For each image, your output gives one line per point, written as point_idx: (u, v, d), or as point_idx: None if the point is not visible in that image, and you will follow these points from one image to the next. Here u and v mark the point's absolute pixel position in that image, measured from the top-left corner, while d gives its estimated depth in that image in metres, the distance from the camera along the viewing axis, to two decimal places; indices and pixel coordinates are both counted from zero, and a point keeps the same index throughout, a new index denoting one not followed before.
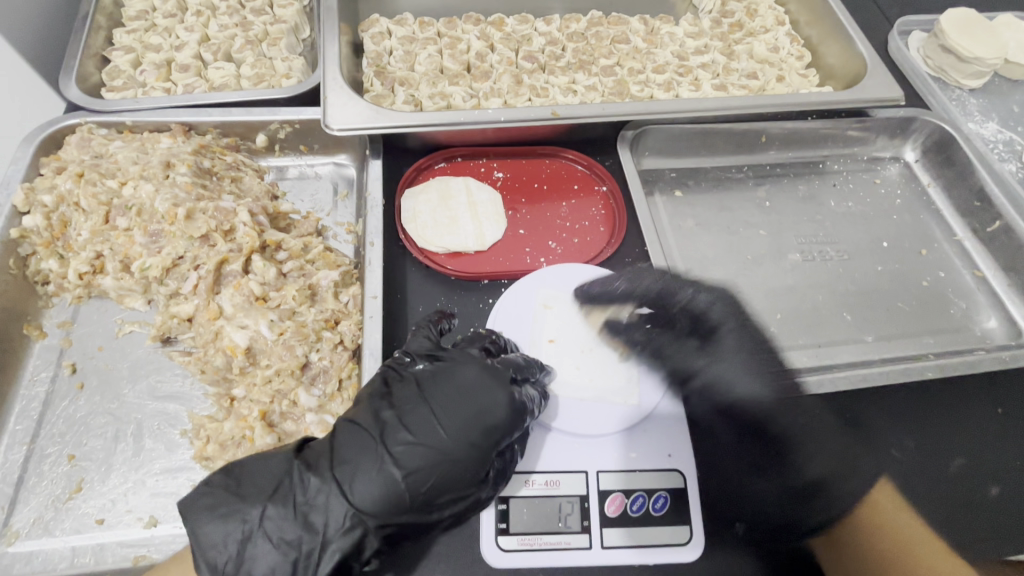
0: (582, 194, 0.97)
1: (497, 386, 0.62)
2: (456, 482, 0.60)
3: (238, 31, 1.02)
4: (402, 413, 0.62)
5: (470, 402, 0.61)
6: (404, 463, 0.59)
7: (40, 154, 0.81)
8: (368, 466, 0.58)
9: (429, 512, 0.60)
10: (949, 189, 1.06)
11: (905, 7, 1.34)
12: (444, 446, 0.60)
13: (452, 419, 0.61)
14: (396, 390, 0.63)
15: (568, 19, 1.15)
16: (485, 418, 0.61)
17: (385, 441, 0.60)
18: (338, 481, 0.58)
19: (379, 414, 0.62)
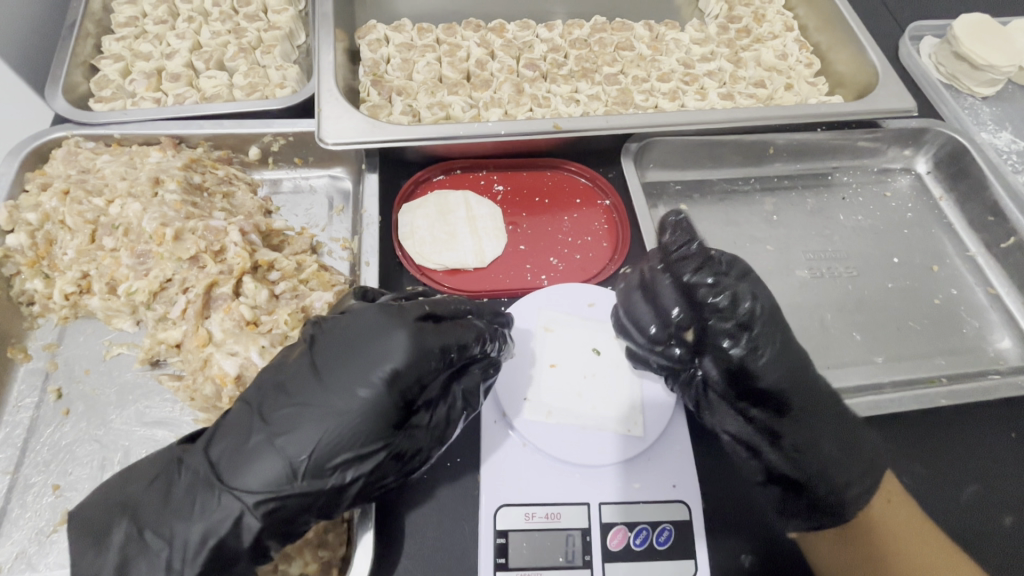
0: (584, 208, 0.94)
1: (390, 329, 0.58)
2: (351, 439, 0.54)
3: (232, 39, 0.99)
4: (289, 375, 0.58)
5: (361, 347, 0.57)
6: (287, 426, 0.54)
7: (25, 170, 0.79)
8: (244, 438, 0.54)
9: (323, 481, 0.53)
10: (961, 202, 1.03)
11: (917, 12, 1.31)
12: (331, 400, 0.55)
13: (341, 370, 0.57)
14: (290, 354, 0.60)
15: (571, 25, 1.12)
16: (378, 362, 0.56)
17: (267, 408, 0.56)
18: (215, 461, 0.54)
19: (268, 381, 0.58)
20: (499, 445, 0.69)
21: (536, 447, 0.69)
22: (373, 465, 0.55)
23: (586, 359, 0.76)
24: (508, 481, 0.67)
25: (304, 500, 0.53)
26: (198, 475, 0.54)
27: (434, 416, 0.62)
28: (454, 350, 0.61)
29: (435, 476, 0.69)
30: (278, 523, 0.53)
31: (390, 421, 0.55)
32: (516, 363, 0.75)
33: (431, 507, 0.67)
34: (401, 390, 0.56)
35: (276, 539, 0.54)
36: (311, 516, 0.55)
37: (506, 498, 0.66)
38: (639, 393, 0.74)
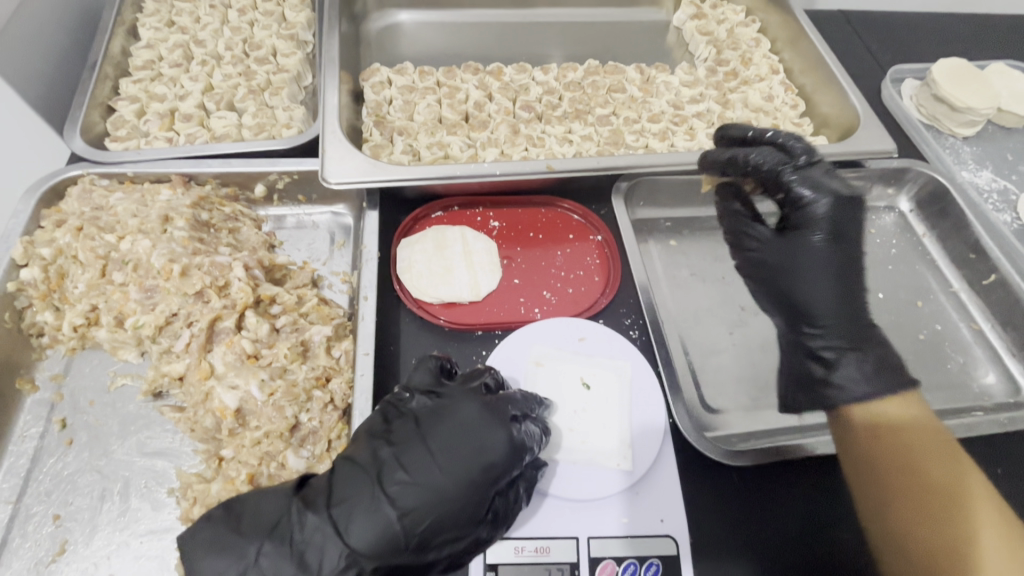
0: (577, 244, 0.97)
1: (496, 425, 0.60)
2: (455, 524, 0.58)
3: (242, 81, 1.05)
4: (399, 448, 0.59)
5: (470, 439, 0.59)
6: (397, 510, 0.56)
7: (41, 207, 0.83)
8: (363, 505, 0.56)
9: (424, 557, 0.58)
10: (943, 240, 1.06)
11: (898, 56, 1.37)
12: (441, 485, 0.57)
13: (448, 459, 0.58)
14: (395, 428, 0.61)
15: (566, 68, 1.17)
16: (486, 458, 0.58)
17: (382, 478, 0.57)
18: (334, 522, 0.55)
19: (378, 451, 0.59)
20: None
21: None
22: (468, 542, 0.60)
23: (579, 400, 0.77)
24: None
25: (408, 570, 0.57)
26: (317, 534, 0.55)
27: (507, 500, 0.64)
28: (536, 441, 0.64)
29: None
30: None
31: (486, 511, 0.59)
32: None
33: None
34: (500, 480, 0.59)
35: None
36: None
37: None
38: (628, 429, 0.75)
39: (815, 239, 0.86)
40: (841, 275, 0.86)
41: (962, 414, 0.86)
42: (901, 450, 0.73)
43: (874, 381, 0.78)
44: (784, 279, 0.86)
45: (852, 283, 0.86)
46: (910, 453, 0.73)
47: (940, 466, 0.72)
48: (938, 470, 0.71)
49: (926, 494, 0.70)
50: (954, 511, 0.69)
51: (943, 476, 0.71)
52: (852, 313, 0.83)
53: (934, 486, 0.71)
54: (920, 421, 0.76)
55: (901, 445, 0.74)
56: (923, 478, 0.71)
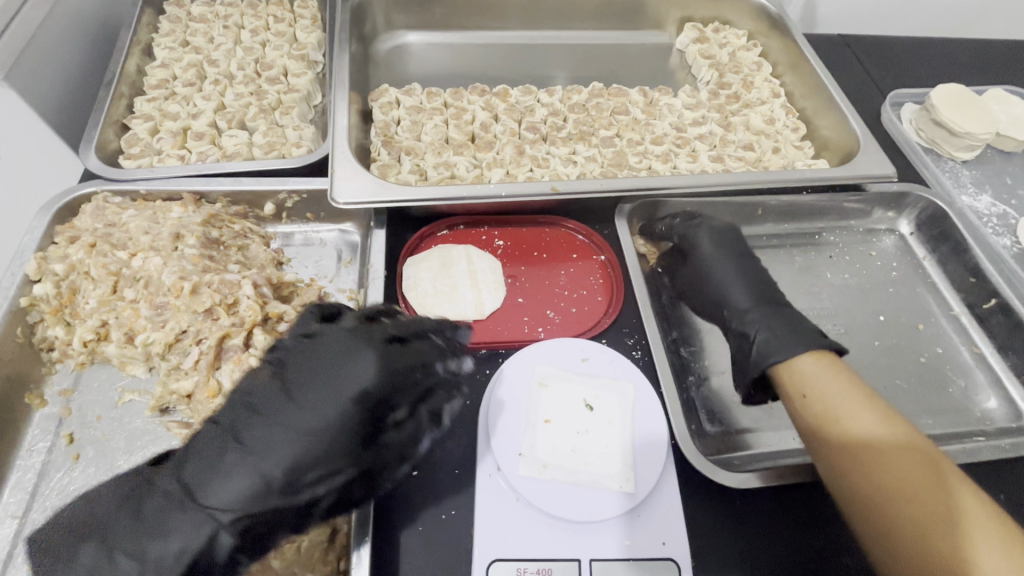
0: (580, 263, 0.99)
1: (361, 352, 0.62)
2: (325, 468, 0.58)
3: (253, 100, 1.07)
4: (260, 396, 0.60)
5: (330, 369, 0.61)
6: (252, 453, 0.57)
7: (55, 223, 0.84)
8: (218, 457, 0.56)
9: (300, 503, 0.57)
10: (943, 263, 1.07)
11: (897, 81, 1.40)
12: (301, 422, 0.58)
13: (304, 394, 0.60)
14: (259, 376, 0.63)
15: (570, 90, 1.19)
16: (343, 387, 0.60)
17: (237, 429, 0.58)
18: (187, 483, 0.56)
19: (237, 400, 0.61)
20: (494, 497, 0.71)
21: (530, 501, 0.70)
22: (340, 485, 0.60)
23: (583, 420, 0.78)
24: (504, 536, 0.69)
25: (285, 517, 0.57)
26: (169, 497, 0.55)
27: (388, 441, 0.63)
28: (416, 378, 0.65)
29: (430, 529, 0.72)
30: (252, 542, 0.56)
31: (356, 439, 0.59)
32: (513, 419, 0.77)
33: (425, 559, 0.69)
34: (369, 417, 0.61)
35: (250, 555, 0.56)
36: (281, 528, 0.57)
37: (498, 553, 0.68)
38: (632, 451, 0.75)
39: (704, 252, 0.92)
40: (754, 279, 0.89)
41: (963, 438, 0.86)
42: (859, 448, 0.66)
43: (800, 338, 0.76)
44: (701, 291, 0.91)
45: (759, 275, 0.89)
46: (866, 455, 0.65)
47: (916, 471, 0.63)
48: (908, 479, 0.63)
49: (919, 504, 0.61)
50: (937, 518, 0.60)
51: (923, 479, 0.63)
52: (764, 300, 0.85)
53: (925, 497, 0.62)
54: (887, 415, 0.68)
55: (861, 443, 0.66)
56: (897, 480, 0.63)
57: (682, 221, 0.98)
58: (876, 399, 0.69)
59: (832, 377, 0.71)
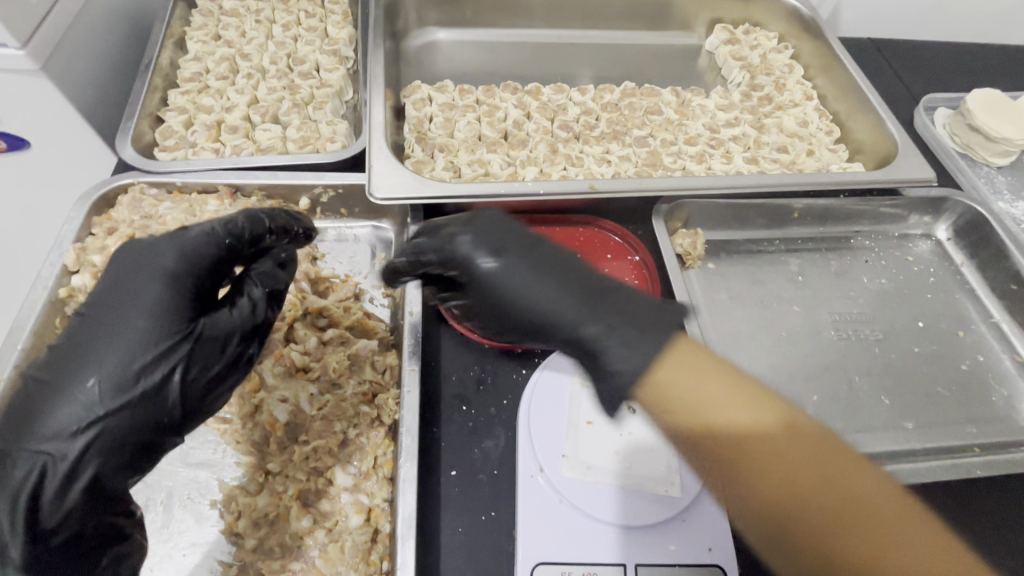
0: (615, 263, 0.97)
1: (159, 255, 0.61)
2: (82, 381, 0.56)
3: (286, 95, 1.06)
4: (127, 297, 0.60)
5: (147, 273, 0.60)
6: (58, 383, 0.57)
7: (92, 214, 0.84)
8: (87, 356, 0.57)
9: (145, 402, 0.58)
10: (983, 270, 1.06)
11: (929, 85, 1.38)
12: (139, 321, 0.58)
13: (101, 316, 0.59)
14: (123, 272, 0.61)
15: (602, 89, 1.18)
16: (136, 299, 0.59)
17: (102, 328, 0.58)
18: (58, 379, 0.57)
19: (101, 299, 0.60)
20: (537, 499, 0.70)
21: (574, 503, 0.69)
22: (143, 390, 0.58)
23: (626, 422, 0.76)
24: (548, 540, 0.67)
25: (144, 420, 0.58)
26: (43, 393, 0.56)
27: (212, 335, 0.62)
28: (202, 276, 0.62)
29: (471, 531, 0.70)
30: (128, 432, 0.57)
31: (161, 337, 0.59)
32: (554, 420, 0.76)
33: (467, 561, 0.68)
34: (167, 312, 0.60)
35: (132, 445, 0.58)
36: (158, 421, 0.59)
37: (542, 557, 0.66)
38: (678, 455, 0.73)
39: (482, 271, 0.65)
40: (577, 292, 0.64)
41: (1009, 447, 0.85)
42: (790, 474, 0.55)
43: (653, 332, 0.60)
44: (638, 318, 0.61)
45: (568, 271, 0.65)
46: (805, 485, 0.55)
47: (861, 473, 0.57)
48: (862, 484, 0.56)
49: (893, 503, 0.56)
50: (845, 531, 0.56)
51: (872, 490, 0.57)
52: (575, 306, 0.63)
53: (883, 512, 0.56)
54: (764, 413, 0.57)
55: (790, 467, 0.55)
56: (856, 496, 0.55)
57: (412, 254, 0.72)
58: (753, 394, 0.58)
59: (683, 376, 0.57)
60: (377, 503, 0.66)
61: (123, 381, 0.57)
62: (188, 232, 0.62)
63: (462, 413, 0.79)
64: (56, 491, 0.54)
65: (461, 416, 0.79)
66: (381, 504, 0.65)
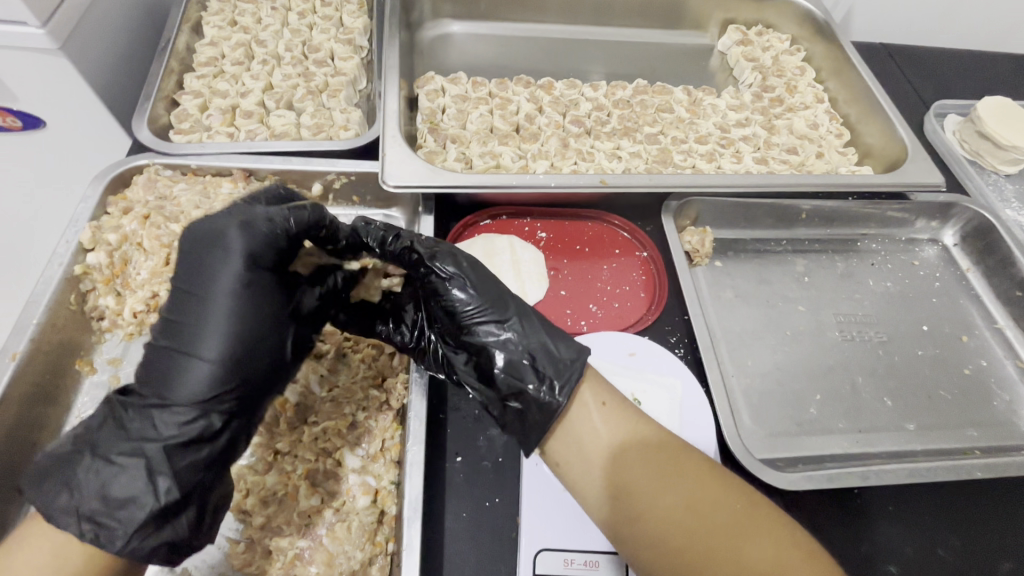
0: (623, 259, 0.98)
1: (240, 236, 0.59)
2: (207, 346, 0.57)
3: (301, 82, 1.07)
4: (223, 277, 0.59)
5: (233, 254, 0.59)
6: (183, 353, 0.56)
7: (107, 193, 0.84)
8: (203, 333, 0.57)
9: (264, 361, 0.60)
10: (989, 276, 1.06)
11: (940, 92, 1.39)
12: (244, 298, 0.59)
13: (203, 299, 0.58)
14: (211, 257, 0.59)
15: (615, 86, 1.19)
16: (233, 273, 0.59)
17: (211, 310, 0.58)
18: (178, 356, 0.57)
19: (203, 285, 0.58)
20: (540, 487, 0.70)
21: None
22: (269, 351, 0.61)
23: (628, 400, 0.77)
24: (551, 527, 0.68)
25: (259, 379, 0.60)
26: (167, 373, 0.57)
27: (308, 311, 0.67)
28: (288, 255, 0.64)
29: (475, 516, 0.71)
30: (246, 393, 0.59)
31: (270, 306, 0.61)
32: None
33: (471, 547, 0.69)
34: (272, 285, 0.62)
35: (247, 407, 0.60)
36: (267, 379, 0.61)
37: (545, 543, 0.67)
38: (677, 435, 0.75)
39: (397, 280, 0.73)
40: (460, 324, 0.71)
41: (1010, 452, 0.85)
42: (631, 488, 0.60)
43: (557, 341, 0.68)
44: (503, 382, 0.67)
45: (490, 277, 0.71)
46: (639, 490, 0.60)
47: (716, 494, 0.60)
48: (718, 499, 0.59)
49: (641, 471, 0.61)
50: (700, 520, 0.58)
51: (717, 506, 0.59)
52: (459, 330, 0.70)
53: (703, 526, 0.58)
54: (640, 427, 0.64)
55: (649, 507, 0.59)
56: (666, 521, 0.58)
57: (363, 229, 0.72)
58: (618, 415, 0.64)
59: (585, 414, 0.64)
60: (384, 485, 0.67)
61: (246, 343, 0.58)
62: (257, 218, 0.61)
63: (469, 400, 0.79)
64: (180, 443, 0.55)
65: (468, 403, 0.79)
66: (388, 486, 0.66)
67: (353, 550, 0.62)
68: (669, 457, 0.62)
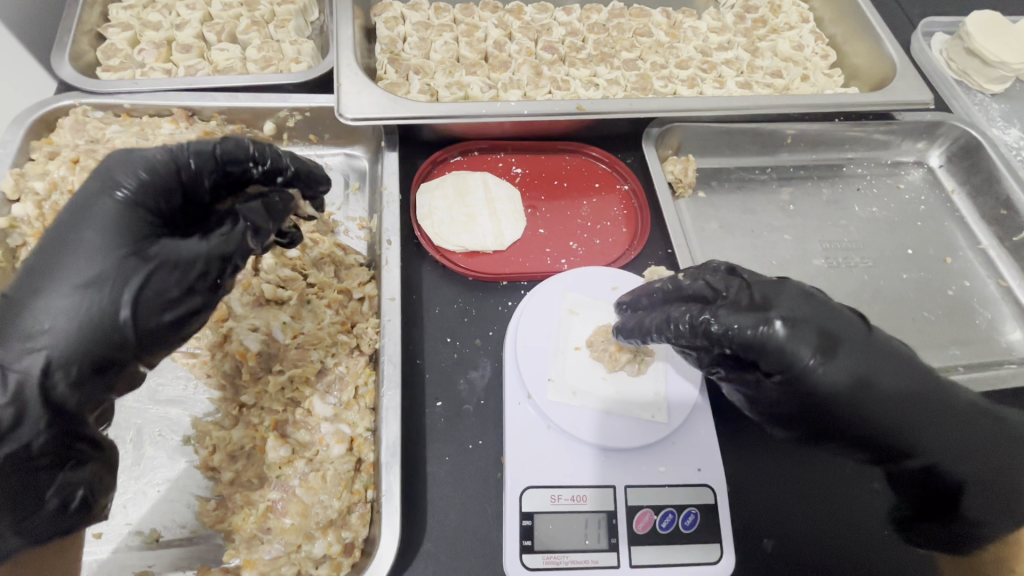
0: (603, 193, 0.93)
1: (120, 177, 0.55)
2: (48, 291, 0.53)
3: (244, 11, 0.97)
4: (93, 222, 0.54)
5: (105, 200, 0.55)
6: (21, 300, 0.53)
7: (30, 138, 0.76)
8: (63, 289, 0.53)
9: (96, 319, 0.52)
10: (974, 197, 1.04)
11: (928, 7, 1.32)
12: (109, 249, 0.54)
13: (65, 245, 0.54)
14: (95, 201, 0.55)
15: (589, 9, 1.11)
16: (102, 211, 0.55)
17: (76, 259, 0.53)
18: (29, 310, 0.52)
19: (75, 231, 0.54)
20: (522, 425, 0.68)
21: (562, 428, 0.67)
22: (101, 310, 0.52)
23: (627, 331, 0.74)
24: (537, 463, 0.66)
25: (91, 343, 0.52)
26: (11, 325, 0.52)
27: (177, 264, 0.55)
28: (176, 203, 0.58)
29: (458, 459, 0.69)
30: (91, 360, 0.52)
31: (141, 261, 0.54)
32: (542, 349, 0.72)
33: (455, 489, 0.67)
34: (133, 229, 0.55)
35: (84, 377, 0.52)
36: (124, 345, 0.53)
37: (531, 481, 0.65)
38: (664, 372, 0.71)
39: (783, 334, 0.52)
40: (921, 413, 0.58)
41: (992, 368, 0.86)
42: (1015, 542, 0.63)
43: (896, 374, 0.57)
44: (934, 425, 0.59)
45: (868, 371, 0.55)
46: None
47: None
48: None
49: None
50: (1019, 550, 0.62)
51: None
52: (912, 416, 0.58)
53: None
54: None
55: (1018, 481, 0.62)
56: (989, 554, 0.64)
57: (676, 283, 0.63)
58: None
59: None
60: (359, 432, 0.63)
61: (86, 296, 0.52)
62: (147, 156, 0.56)
63: (446, 344, 0.76)
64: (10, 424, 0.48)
65: (446, 347, 0.76)
66: (364, 433, 0.63)
67: (329, 499, 0.59)
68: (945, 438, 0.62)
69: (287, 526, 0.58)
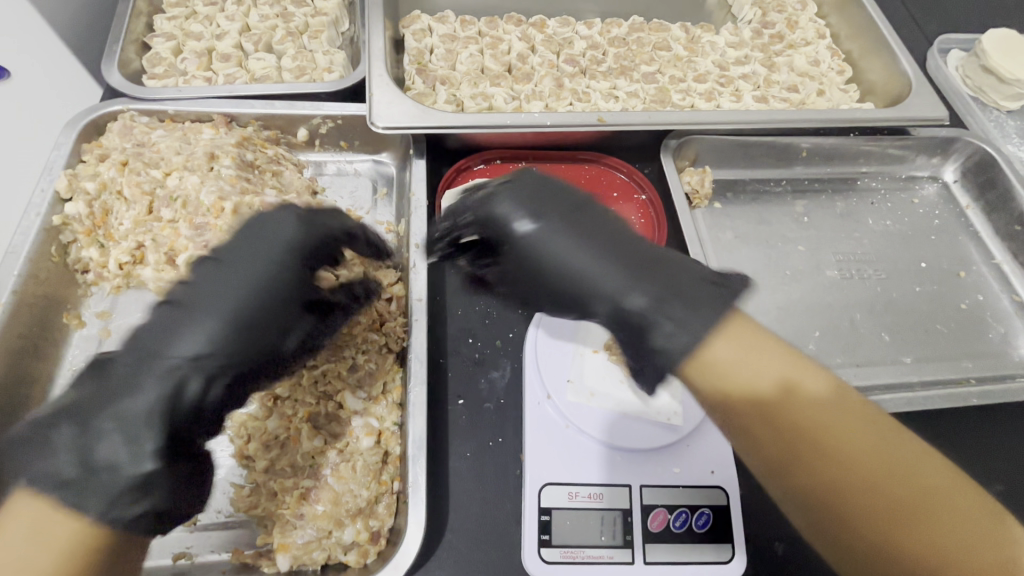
0: (621, 202, 0.96)
1: (289, 225, 0.62)
2: (206, 315, 0.56)
3: (280, 22, 1.01)
4: (259, 258, 0.60)
5: (271, 242, 0.61)
6: (183, 310, 0.56)
7: (81, 140, 0.81)
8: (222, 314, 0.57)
9: (260, 345, 0.58)
10: (988, 212, 1.05)
11: (944, 24, 1.34)
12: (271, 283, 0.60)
13: (226, 275, 0.58)
14: (265, 239, 0.61)
15: (609, 24, 1.14)
16: (269, 250, 0.61)
17: (237, 288, 0.58)
18: (183, 330, 0.55)
19: (242, 262, 0.59)
20: (542, 424, 0.70)
21: (580, 428, 0.70)
22: (264, 343, 0.58)
23: None
24: (556, 461, 0.68)
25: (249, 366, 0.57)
26: (162, 345, 0.54)
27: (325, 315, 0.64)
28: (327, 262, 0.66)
29: (479, 455, 0.71)
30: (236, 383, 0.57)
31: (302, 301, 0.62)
32: (560, 351, 0.75)
33: (476, 484, 0.70)
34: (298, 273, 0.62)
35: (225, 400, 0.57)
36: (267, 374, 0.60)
37: (549, 477, 0.67)
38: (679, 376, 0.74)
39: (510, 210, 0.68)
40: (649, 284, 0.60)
41: (1003, 381, 0.87)
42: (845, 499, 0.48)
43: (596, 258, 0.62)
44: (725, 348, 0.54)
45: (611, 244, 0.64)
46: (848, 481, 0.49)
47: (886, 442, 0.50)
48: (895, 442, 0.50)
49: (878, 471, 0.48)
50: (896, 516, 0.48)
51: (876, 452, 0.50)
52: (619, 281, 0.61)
53: (892, 494, 0.48)
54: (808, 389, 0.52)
55: (820, 453, 0.49)
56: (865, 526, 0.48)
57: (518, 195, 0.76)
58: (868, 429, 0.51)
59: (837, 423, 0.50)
60: (387, 426, 0.67)
61: (246, 323, 0.57)
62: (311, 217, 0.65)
63: (468, 345, 0.79)
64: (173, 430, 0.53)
65: (468, 348, 0.79)
66: (391, 427, 0.67)
67: (359, 488, 0.62)
68: (848, 412, 0.51)
69: (319, 512, 0.61)
